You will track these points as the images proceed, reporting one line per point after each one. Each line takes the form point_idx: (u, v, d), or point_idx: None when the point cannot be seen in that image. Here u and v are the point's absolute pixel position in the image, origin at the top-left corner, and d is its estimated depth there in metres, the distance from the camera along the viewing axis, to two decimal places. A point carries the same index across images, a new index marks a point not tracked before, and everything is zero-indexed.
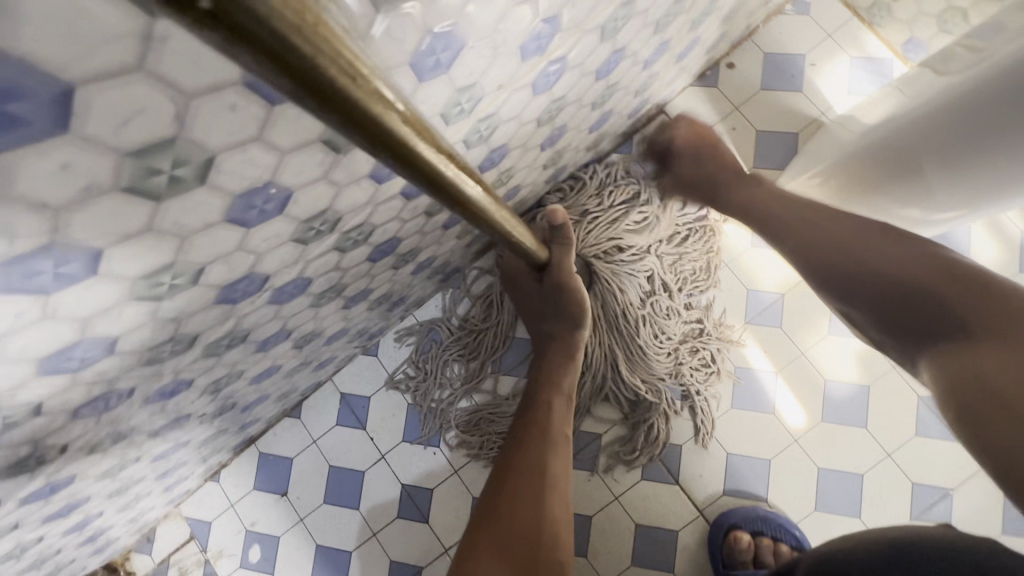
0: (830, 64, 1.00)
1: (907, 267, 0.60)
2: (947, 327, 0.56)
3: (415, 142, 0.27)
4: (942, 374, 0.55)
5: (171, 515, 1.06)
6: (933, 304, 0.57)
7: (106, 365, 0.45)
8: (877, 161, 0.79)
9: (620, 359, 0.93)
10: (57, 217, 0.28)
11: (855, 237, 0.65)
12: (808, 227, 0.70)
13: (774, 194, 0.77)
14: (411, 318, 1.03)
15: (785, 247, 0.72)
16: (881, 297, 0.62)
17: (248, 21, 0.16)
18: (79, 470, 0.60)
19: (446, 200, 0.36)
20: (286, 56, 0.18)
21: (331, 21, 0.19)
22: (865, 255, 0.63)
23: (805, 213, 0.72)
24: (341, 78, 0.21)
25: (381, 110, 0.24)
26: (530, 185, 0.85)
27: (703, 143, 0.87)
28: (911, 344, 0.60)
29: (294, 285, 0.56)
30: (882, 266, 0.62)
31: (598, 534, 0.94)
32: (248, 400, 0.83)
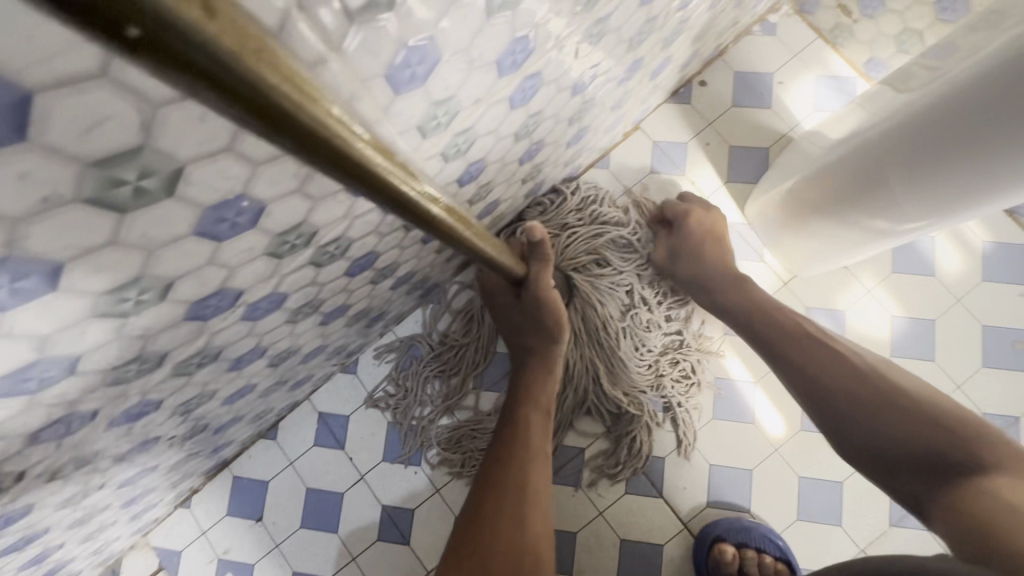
0: (797, 83, 1.04)
1: (914, 416, 0.65)
2: (951, 472, 0.60)
3: (379, 167, 0.28)
4: (949, 511, 0.57)
5: (138, 545, 1.01)
6: (940, 450, 0.62)
7: (67, 386, 0.43)
8: (848, 179, 0.81)
9: (601, 372, 0.93)
10: (12, 228, 0.27)
11: (861, 374, 0.70)
12: (816, 356, 0.74)
13: (778, 313, 0.80)
14: (391, 334, 1.02)
15: (790, 372, 0.76)
16: (884, 438, 0.66)
17: (185, 49, 0.16)
18: (37, 499, 0.57)
19: (412, 219, 0.36)
20: (225, 82, 0.18)
21: (276, 45, 0.19)
22: (877, 396, 0.68)
23: (810, 341, 0.76)
24: (292, 104, 0.21)
25: (337, 134, 0.24)
26: (509, 200, 0.86)
27: (710, 249, 0.90)
28: (912, 488, 0.63)
29: (268, 300, 0.55)
30: (886, 410, 0.67)
31: (582, 550, 0.93)
32: (221, 422, 0.81)
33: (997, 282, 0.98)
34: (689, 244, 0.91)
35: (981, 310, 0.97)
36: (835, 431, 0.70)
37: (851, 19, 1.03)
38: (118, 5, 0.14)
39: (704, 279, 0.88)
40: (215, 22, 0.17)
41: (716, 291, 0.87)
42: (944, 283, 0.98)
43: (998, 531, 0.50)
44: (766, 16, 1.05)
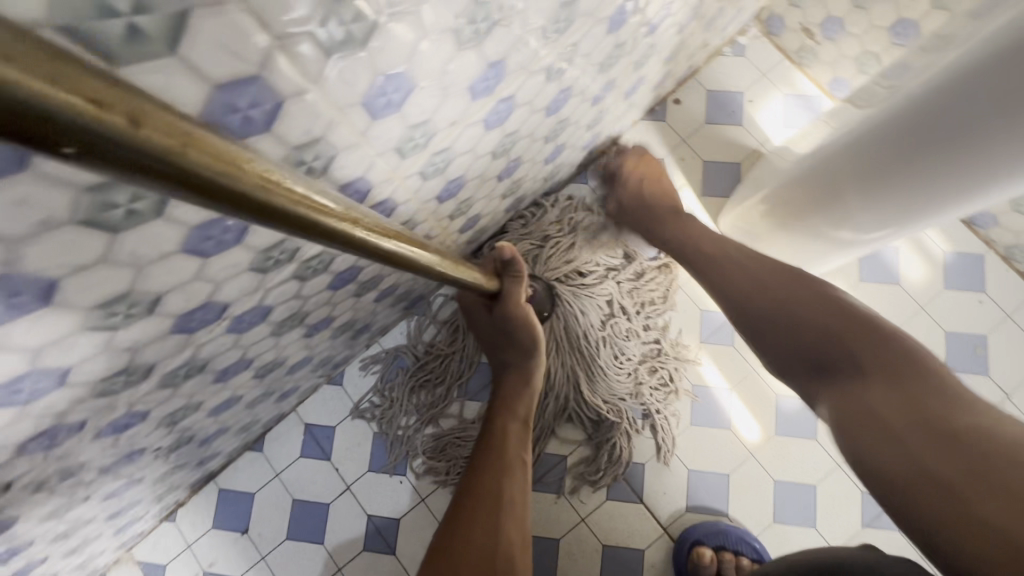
0: (766, 101, 1.08)
1: (820, 315, 0.66)
2: (846, 367, 0.62)
3: (315, 217, 0.30)
4: (840, 406, 0.61)
5: (122, 560, 1.01)
6: (837, 350, 0.63)
7: (56, 398, 0.44)
8: (813, 187, 0.85)
9: (581, 379, 0.95)
10: (11, 249, 0.29)
11: (781, 278, 0.72)
12: (738, 271, 0.77)
13: (707, 240, 0.84)
14: (377, 346, 1.04)
15: (718, 290, 0.79)
16: (792, 338, 0.68)
17: (116, 150, 0.19)
18: (23, 510, 0.58)
19: (364, 255, 0.38)
20: (155, 172, 0.21)
21: (204, 134, 0.22)
22: (792, 298, 0.69)
23: (737, 257, 0.78)
24: (223, 178, 0.23)
25: (267, 195, 0.26)
26: (491, 213, 0.89)
27: (651, 197, 0.94)
28: (810, 383, 0.66)
29: (253, 313, 0.57)
30: (799, 311, 0.68)
31: (565, 557, 0.94)
32: (207, 433, 0.82)
33: (959, 289, 1.02)
34: (635, 194, 0.95)
35: (945, 317, 1.01)
36: (754, 338, 0.73)
37: (814, 41, 1.05)
38: (54, 129, 0.17)
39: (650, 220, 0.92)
40: (141, 127, 0.19)
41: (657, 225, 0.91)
42: (909, 291, 1.02)
43: (889, 437, 0.56)
44: (735, 38, 1.10)
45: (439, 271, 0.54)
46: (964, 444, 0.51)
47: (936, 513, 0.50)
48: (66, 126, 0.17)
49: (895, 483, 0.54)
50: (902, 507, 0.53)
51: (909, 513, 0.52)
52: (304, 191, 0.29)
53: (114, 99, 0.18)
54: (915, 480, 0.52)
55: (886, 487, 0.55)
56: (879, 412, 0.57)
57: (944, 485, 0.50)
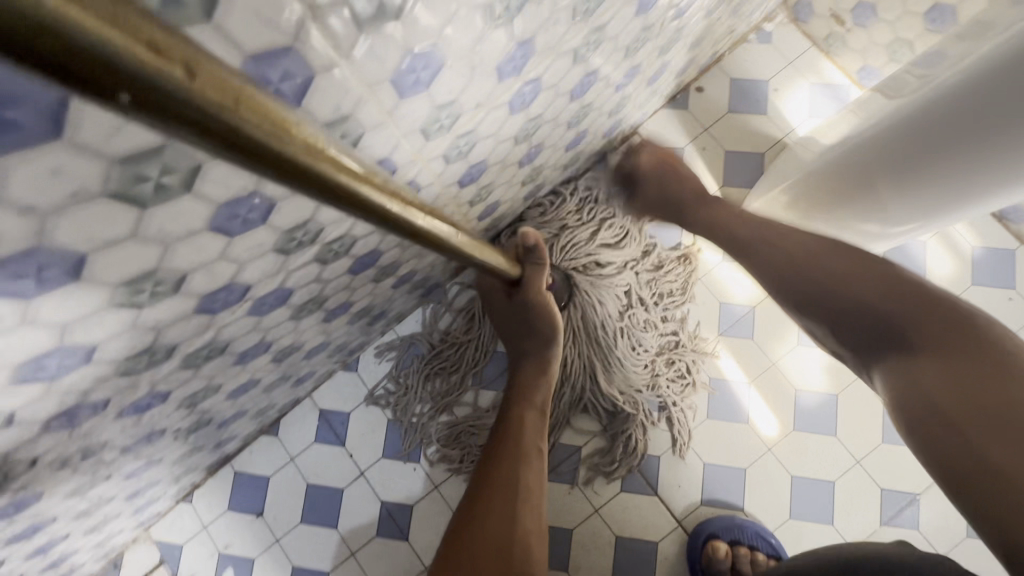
0: (792, 90, 1.06)
1: (874, 293, 0.64)
2: (901, 348, 0.61)
3: (357, 186, 0.30)
4: (897, 386, 0.60)
5: (139, 539, 1.03)
6: (895, 330, 0.62)
7: (81, 375, 0.44)
8: (839, 179, 0.83)
9: (598, 370, 0.95)
10: (43, 220, 0.28)
11: (833, 250, 0.69)
12: (779, 247, 0.74)
13: (741, 220, 0.80)
14: (391, 333, 1.04)
15: (754, 267, 0.76)
16: (843, 316, 0.66)
17: (172, 104, 0.18)
18: (46, 487, 0.59)
19: (399, 231, 0.38)
20: (208, 127, 0.20)
21: (255, 93, 0.21)
22: (842, 272, 0.67)
23: (777, 233, 0.75)
24: (269, 139, 0.23)
25: (312, 159, 0.25)
26: (509, 201, 0.88)
27: (672, 184, 0.90)
28: (863, 354, 0.66)
29: (274, 296, 0.57)
30: (851, 287, 0.66)
31: (578, 547, 0.94)
32: (225, 416, 0.82)
33: (987, 286, 1.00)
34: (654, 181, 0.92)
35: None
36: (797, 314, 0.71)
37: (843, 28, 1.02)
38: (111, 76, 0.16)
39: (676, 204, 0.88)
40: (197, 79, 0.19)
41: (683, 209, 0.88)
42: None
43: (946, 421, 0.55)
44: (761, 25, 1.07)
45: (466, 252, 0.54)
46: (1022, 428, 0.50)
47: (990, 500, 0.51)
48: (124, 72, 0.16)
49: (947, 467, 0.54)
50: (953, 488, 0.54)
51: (962, 495, 0.53)
52: (347, 160, 0.28)
53: (172, 47, 0.18)
54: (973, 463, 0.52)
55: (938, 468, 0.55)
56: (933, 396, 0.57)
57: (999, 473, 0.50)
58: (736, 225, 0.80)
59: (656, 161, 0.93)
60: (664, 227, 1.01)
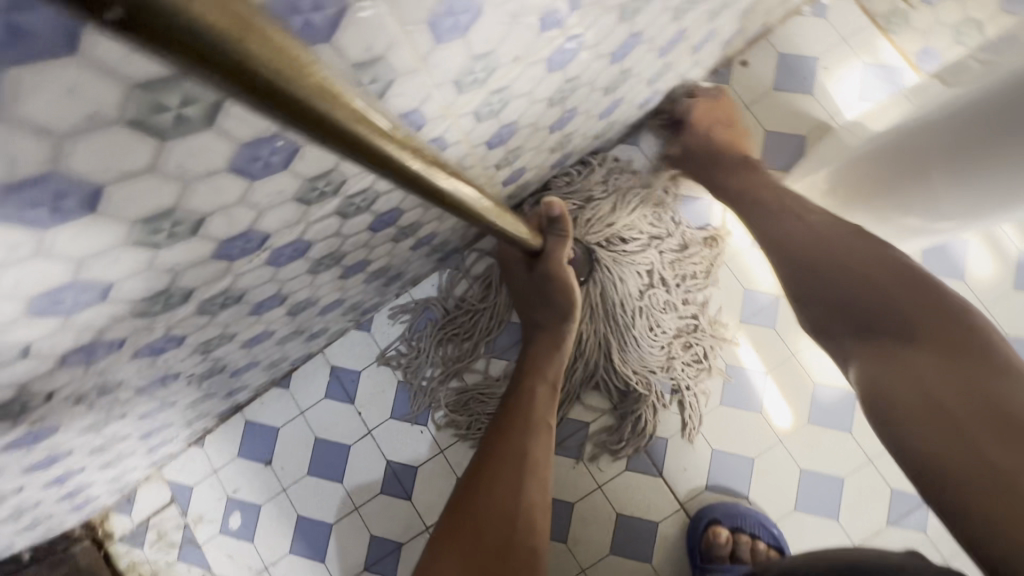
0: (843, 69, 1.00)
1: (884, 278, 0.64)
2: (897, 335, 0.62)
3: (374, 139, 0.27)
4: (885, 376, 0.61)
5: (152, 477, 1.07)
6: (899, 320, 0.62)
7: (98, 313, 0.44)
8: (887, 168, 0.79)
9: (613, 347, 0.93)
10: (57, 144, 0.27)
11: (843, 234, 0.70)
12: (797, 223, 0.74)
13: (772, 195, 0.79)
14: (407, 295, 1.03)
15: (773, 242, 0.76)
16: (847, 304, 0.66)
17: (172, 28, 0.16)
18: (63, 421, 0.60)
19: (417, 192, 0.36)
20: (213, 59, 0.18)
21: (265, 21, 0.19)
22: (857, 256, 0.67)
23: (800, 211, 0.75)
24: (280, 77, 0.21)
25: (327, 108, 0.23)
26: (537, 167, 0.85)
27: (711, 149, 0.88)
28: (851, 344, 0.67)
29: (293, 248, 0.56)
30: (864, 276, 0.66)
31: (578, 521, 0.95)
32: (238, 365, 0.83)
33: None
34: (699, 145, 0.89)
35: (1009, 319, 0.94)
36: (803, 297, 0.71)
37: None
38: None
39: (711, 165, 0.87)
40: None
41: (714, 170, 0.86)
42: (973, 289, 0.95)
43: (939, 417, 0.57)
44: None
45: (489, 218, 0.52)
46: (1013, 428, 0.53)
47: (974, 500, 0.52)
48: None
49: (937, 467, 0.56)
50: (936, 484, 0.56)
51: (948, 497, 0.54)
52: (366, 109, 0.26)
53: None
54: (968, 467, 0.53)
55: (926, 466, 0.57)
56: (928, 392, 0.58)
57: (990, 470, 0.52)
58: (763, 198, 0.79)
59: (706, 119, 0.90)
60: (695, 206, 0.97)
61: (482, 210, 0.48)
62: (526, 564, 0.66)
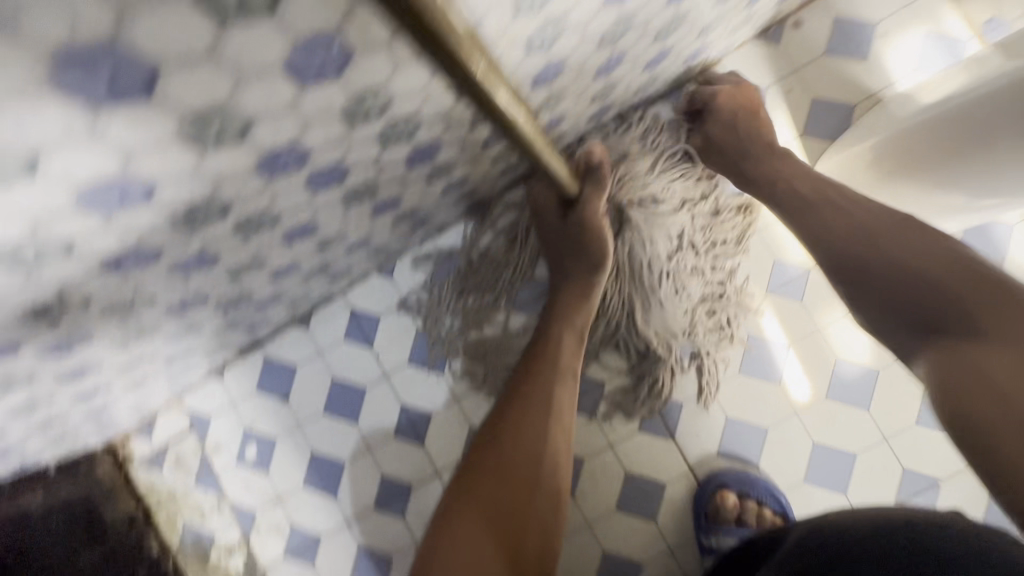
0: (901, 37, 0.95)
1: (939, 272, 0.61)
2: (962, 329, 0.58)
3: None
4: (943, 370, 0.57)
5: (172, 406, 1.10)
6: (956, 305, 0.59)
7: (141, 217, 0.43)
8: (948, 136, 0.76)
9: (637, 309, 0.93)
10: (123, 9, 0.26)
11: (891, 228, 0.67)
12: (840, 215, 0.71)
13: (808, 181, 0.77)
14: (430, 244, 1.02)
15: (811, 237, 0.73)
16: (896, 297, 0.63)
17: None
18: (95, 331, 0.60)
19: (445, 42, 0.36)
20: None
21: None
22: (906, 246, 0.64)
23: (840, 202, 0.72)
24: None
25: None
26: (575, 117, 0.82)
27: (746, 128, 0.85)
28: (913, 343, 0.62)
29: (332, 171, 0.55)
30: (914, 265, 0.63)
31: (587, 476, 0.97)
32: (263, 297, 0.83)
33: None
34: (728, 120, 0.86)
35: None
36: (851, 292, 0.68)
37: None
38: None
39: (739, 156, 0.84)
40: None
41: (746, 160, 0.84)
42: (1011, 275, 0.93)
43: (1008, 412, 0.52)
44: None
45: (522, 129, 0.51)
46: None
47: None
48: None
49: (1013, 467, 0.50)
50: (1014, 489, 0.50)
51: None
52: None
53: None
54: None
55: (1000, 470, 0.51)
56: (997, 387, 0.53)
57: None
58: (801, 187, 0.77)
59: (728, 103, 0.88)
60: None
61: (520, 128, 0.51)
62: (550, 507, 0.69)
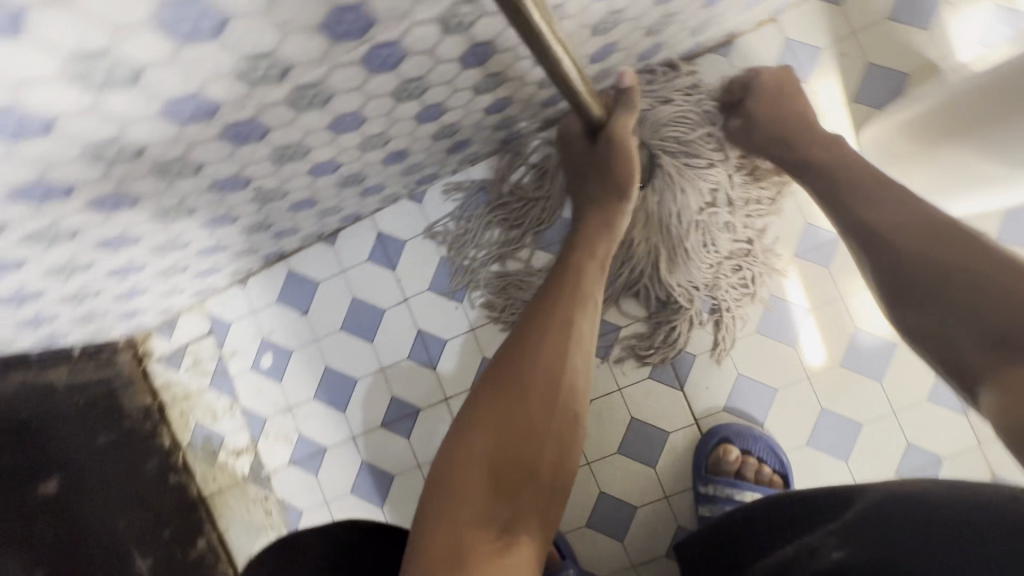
0: (967, 8, 0.92)
1: (1010, 290, 0.56)
2: None
3: None
4: (1009, 400, 0.52)
5: (194, 309, 1.12)
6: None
7: (207, 56, 0.44)
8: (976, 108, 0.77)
9: (662, 257, 0.93)
10: None
11: (957, 236, 0.63)
12: (902, 218, 0.68)
13: (868, 174, 0.74)
14: (463, 174, 1.03)
15: (869, 237, 0.70)
16: (961, 313, 0.59)
17: None
18: (140, 194, 0.61)
19: None
20: None
21: None
22: (972, 264, 0.60)
23: (905, 203, 0.68)
24: None
25: None
26: (626, 49, 0.82)
27: (791, 113, 0.84)
28: (978, 366, 0.57)
29: (390, 52, 0.55)
30: (984, 281, 0.58)
31: (593, 417, 0.98)
32: (297, 199, 0.83)
33: None
34: (763, 114, 0.86)
35: None
36: (908, 302, 0.64)
37: None
38: None
39: (790, 142, 0.83)
40: None
41: (799, 147, 0.82)
42: None
43: None
44: None
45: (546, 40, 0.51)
46: None
47: None
48: None
49: None
50: None
51: None
52: None
53: None
54: None
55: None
56: None
57: None
58: (859, 180, 0.74)
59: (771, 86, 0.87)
60: None
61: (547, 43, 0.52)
62: (564, 430, 0.70)
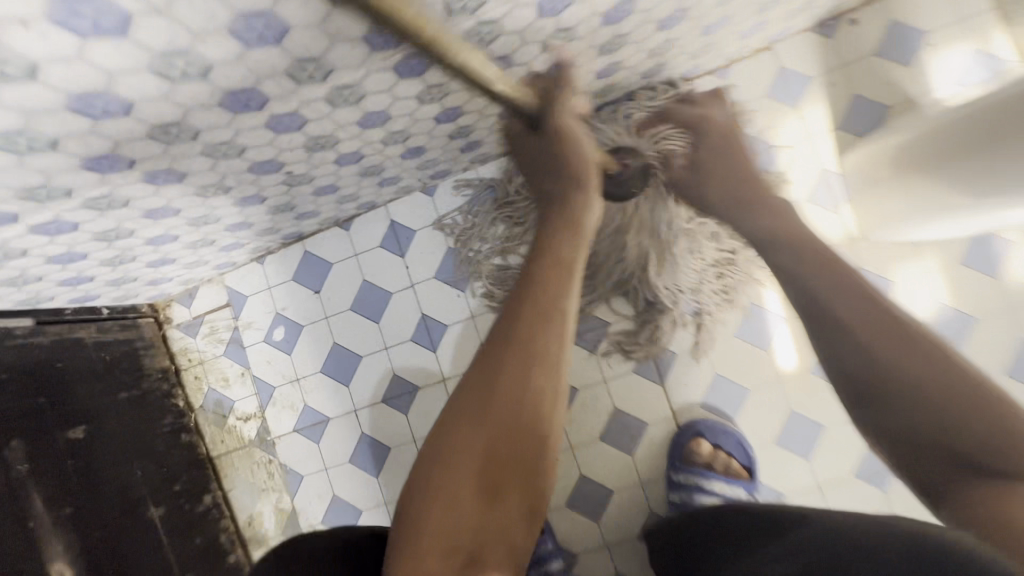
0: (949, 49, 1.00)
1: (938, 387, 0.63)
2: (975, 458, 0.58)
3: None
4: (965, 509, 0.55)
5: (214, 281, 1.20)
6: (964, 428, 0.60)
7: (265, 57, 0.52)
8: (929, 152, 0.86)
9: (651, 261, 1.00)
10: None
11: (890, 327, 0.70)
12: (846, 307, 0.73)
13: (816, 254, 0.80)
14: (473, 172, 1.10)
15: (819, 323, 0.75)
16: (906, 408, 0.64)
17: None
18: (188, 171, 0.69)
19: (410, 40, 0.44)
20: None
21: None
22: (909, 358, 0.66)
23: (845, 291, 0.75)
24: None
25: None
26: (630, 68, 0.89)
27: (734, 164, 0.95)
28: (931, 467, 0.62)
29: (418, 61, 0.63)
30: (920, 378, 0.65)
31: (578, 404, 1.06)
32: (321, 184, 0.91)
33: None
34: (709, 163, 0.95)
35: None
36: (857, 391, 0.70)
37: None
38: None
39: (742, 202, 0.91)
40: None
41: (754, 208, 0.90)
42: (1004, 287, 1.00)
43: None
44: None
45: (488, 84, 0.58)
46: None
47: None
48: None
49: None
50: None
51: None
52: None
53: None
54: None
55: None
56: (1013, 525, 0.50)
57: None
58: (808, 258, 0.80)
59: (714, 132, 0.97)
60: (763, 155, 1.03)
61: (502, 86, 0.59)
62: (533, 447, 0.73)
